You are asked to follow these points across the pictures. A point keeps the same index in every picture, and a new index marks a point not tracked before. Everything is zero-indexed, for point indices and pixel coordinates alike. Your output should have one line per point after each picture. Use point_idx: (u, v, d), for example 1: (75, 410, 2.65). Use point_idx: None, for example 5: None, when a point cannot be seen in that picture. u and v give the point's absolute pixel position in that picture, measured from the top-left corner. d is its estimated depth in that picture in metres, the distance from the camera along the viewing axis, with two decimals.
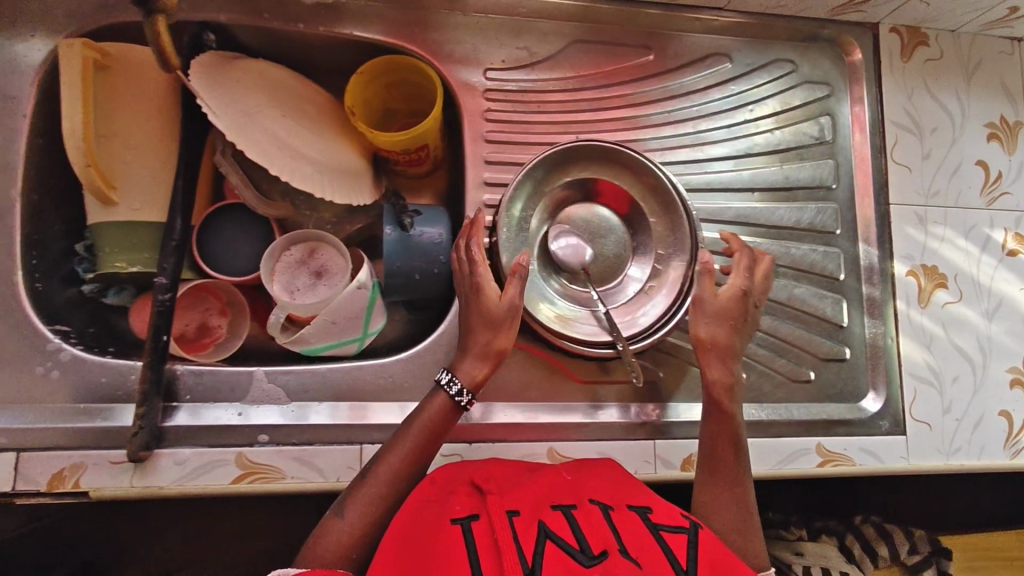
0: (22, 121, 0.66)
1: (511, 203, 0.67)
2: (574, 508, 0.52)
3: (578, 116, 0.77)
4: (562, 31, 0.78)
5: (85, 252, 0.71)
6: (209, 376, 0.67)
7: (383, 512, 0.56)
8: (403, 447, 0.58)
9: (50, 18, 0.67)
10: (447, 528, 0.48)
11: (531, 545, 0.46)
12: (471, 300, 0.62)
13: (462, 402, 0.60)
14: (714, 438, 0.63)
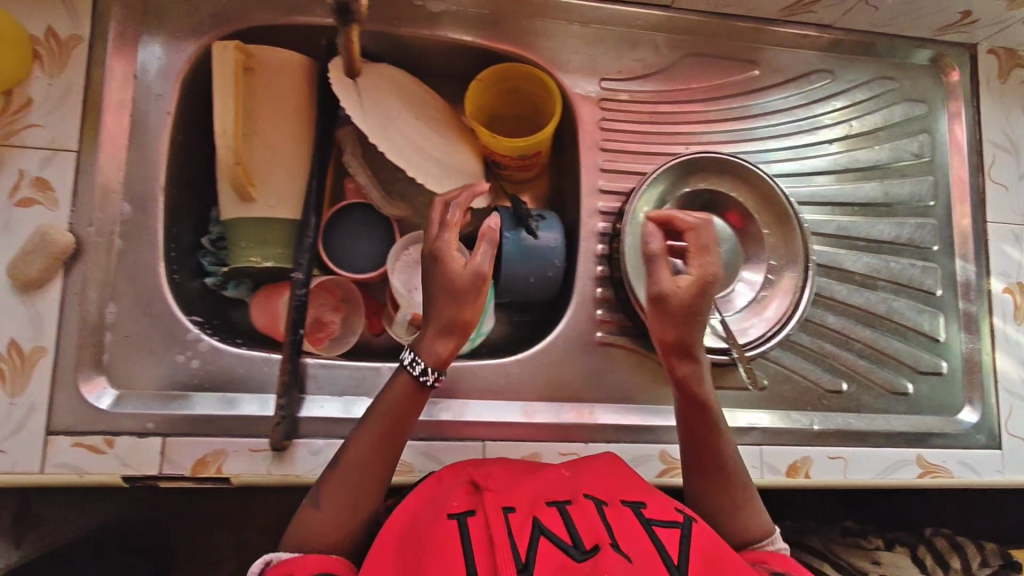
0: (165, 118, 0.68)
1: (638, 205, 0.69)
2: (569, 503, 0.53)
3: (688, 127, 0.79)
4: (674, 44, 0.79)
5: (210, 245, 0.74)
6: (338, 370, 0.69)
7: (359, 493, 0.56)
8: (368, 432, 0.57)
9: (194, 19, 0.69)
10: (443, 522, 0.50)
11: (526, 541, 0.48)
12: (432, 269, 0.57)
13: (428, 381, 0.57)
14: (692, 427, 0.61)
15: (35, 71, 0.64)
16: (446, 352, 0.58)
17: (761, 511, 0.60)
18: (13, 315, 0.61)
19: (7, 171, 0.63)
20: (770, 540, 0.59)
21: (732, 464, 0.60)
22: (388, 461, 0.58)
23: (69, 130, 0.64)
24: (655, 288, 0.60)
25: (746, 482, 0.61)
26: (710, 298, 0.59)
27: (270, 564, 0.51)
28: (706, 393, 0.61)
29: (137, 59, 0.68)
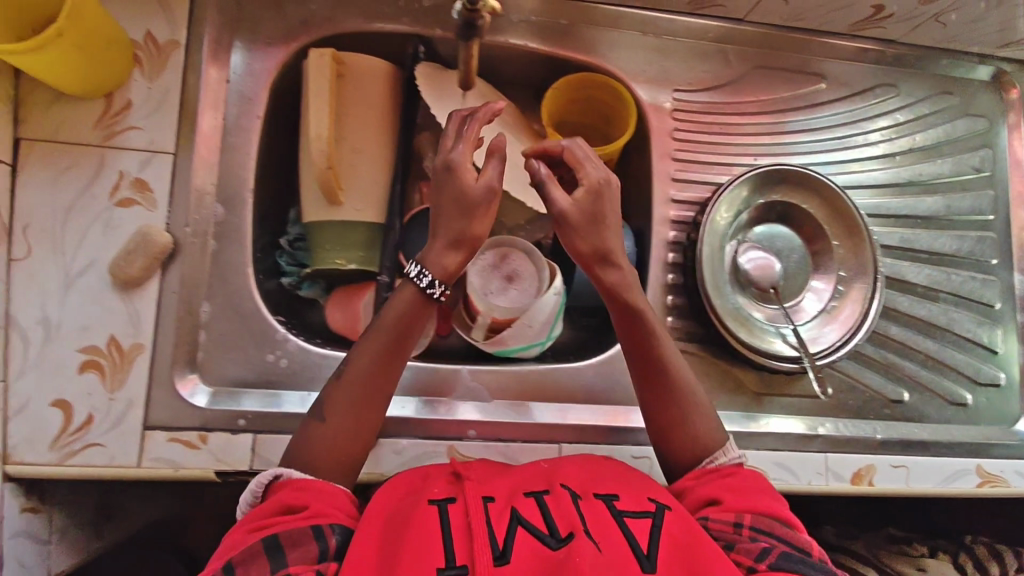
0: (255, 122, 0.70)
1: (716, 210, 0.71)
2: (547, 493, 0.54)
3: (757, 139, 0.80)
4: (744, 57, 0.81)
5: (289, 246, 0.76)
6: (419, 372, 0.71)
7: (363, 410, 0.57)
8: (374, 344, 0.58)
9: (284, 26, 0.71)
10: (423, 509, 0.50)
11: (504, 529, 0.48)
12: (445, 182, 0.56)
13: (434, 295, 0.57)
14: (635, 347, 0.62)
15: (135, 74, 0.65)
16: (455, 265, 0.57)
17: (713, 423, 0.62)
18: (113, 313, 0.63)
19: (107, 171, 0.64)
20: (722, 452, 0.61)
21: (683, 381, 0.62)
22: (391, 377, 0.58)
23: (166, 133, 0.66)
24: (551, 205, 0.58)
25: (699, 397, 0.62)
26: (605, 202, 0.59)
27: (283, 479, 0.53)
28: (640, 304, 0.61)
29: (230, 64, 0.69)
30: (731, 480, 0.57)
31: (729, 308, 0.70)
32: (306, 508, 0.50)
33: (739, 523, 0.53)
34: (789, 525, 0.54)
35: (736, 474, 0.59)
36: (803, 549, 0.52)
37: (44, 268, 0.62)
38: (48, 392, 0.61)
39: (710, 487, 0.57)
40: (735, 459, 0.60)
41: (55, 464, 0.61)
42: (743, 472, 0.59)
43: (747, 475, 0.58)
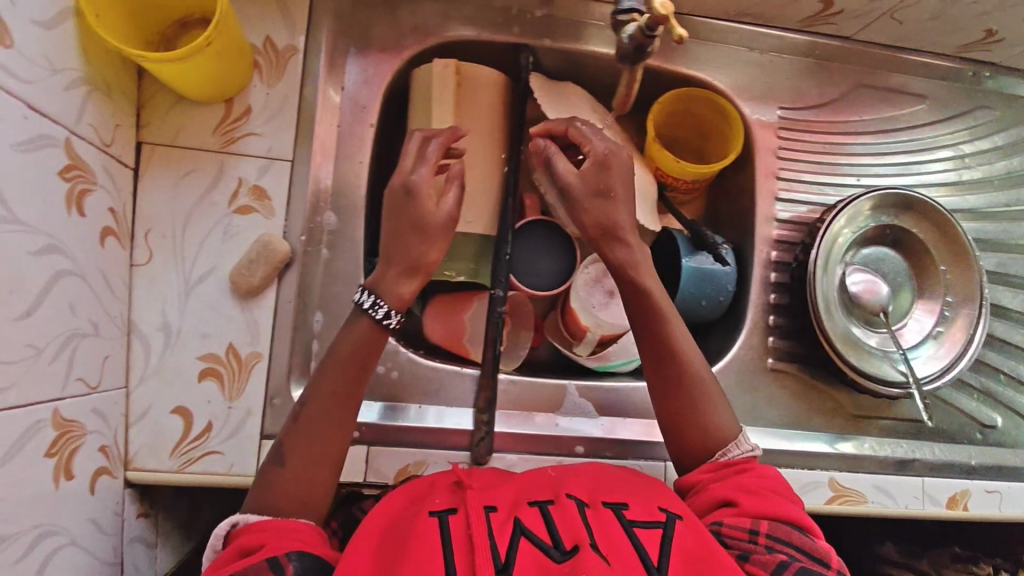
0: (367, 130, 0.69)
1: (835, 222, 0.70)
2: (551, 502, 0.53)
3: (861, 160, 0.79)
4: (851, 74, 0.79)
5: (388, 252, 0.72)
6: (529, 387, 0.71)
7: (325, 438, 0.54)
8: (327, 379, 0.55)
9: (399, 33, 0.70)
10: (424, 520, 0.50)
11: (506, 540, 0.48)
12: (406, 206, 0.56)
13: (389, 325, 0.56)
14: (649, 338, 0.62)
15: (255, 80, 0.64)
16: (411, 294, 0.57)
17: (728, 418, 0.62)
18: (232, 321, 0.63)
19: (226, 178, 0.64)
20: (735, 445, 0.60)
21: (697, 377, 0.62)
22: (351, 409, 0.56)
23: (284, 140, 0.65)
24: (557, 177, 0.62)
25: (711, 393, 0.62)
26: (613, 174, 0.61)
27: (240, 527, 0.49)
28: (651, 291, 0.62)
29: (345, 72, 0.69)
30: (745, 482, 0.57)
31: (837, 328, 0.70)
32: (261, 548, 0.47)
33: (755, 530, 0.53)
34: (805, 534, 0.53)
35: (750, 471, 0.59)
36: (820, 560, 0.52)
37: (164, 275, 0.62)
38: (169, 399, 0.61)
39: (723, 488, 0.57)
40: (747, 452, 0.60)
41: (175, 471, 0.61)
42: (756, 473, 0.58)
43: (761, 477, 0.58)
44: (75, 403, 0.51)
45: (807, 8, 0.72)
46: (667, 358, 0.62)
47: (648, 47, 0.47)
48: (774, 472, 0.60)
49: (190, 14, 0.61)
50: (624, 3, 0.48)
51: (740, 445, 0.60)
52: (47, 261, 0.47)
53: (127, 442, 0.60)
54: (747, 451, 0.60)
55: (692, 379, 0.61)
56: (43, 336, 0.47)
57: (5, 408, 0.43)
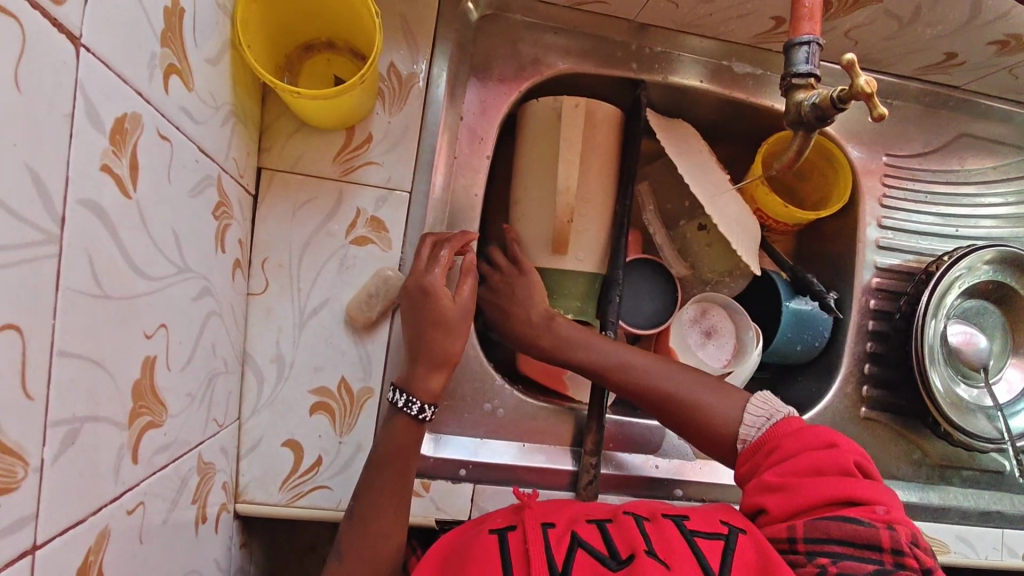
0: (484, 161, 0.68)
1: (952, 271, 0.70)
2: (609, 521, 0.52)
3: (959, 210, 0.79)
4: (956, 125, 0.79)
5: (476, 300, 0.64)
6: (629, 428, 0.71)
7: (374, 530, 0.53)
8: (377, 477, 0.54)
9: (520, 64, 0.69)
10: (485, 538, 0.50)
11: (563, 553, 0.47)
12: (420, 305, 0.57)
13: (423, 417, 0.57)
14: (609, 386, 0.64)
15: (378, 107, 0.63)
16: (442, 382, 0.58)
17: (724, 402, 0.60)
18: (346, 355, 0.61)
19: (346, 207, 0.62)
20: (744, 425, 0.58)
21: (668, 393, 0.61)
22: (404, 498, 0.55)
23: (405, 171, 0.63)
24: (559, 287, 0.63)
25: (691, 395, 0.61)
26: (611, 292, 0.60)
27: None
28: (577, 357, 0.63)
29: (463, 102, 0.68)
30: (772, 477, 0.53)
31: (940, 382, 0.69)
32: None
33: (791, 538, 0.48)
34: (850, 516, 0.47)
35: (777, 451, 0.55)
36: (872, 546, 0.45)
37: (280, 304, 0.60)
38: (280, 433, 0.60)
39: (755, 490, 0.54)
40: (764, 427, 0.57)
41: (282, 505, 0.59)
42: (785, 455, 0.54)
43: (790, 459, 0.53)
44: (212, 444, 0.50)
45: (928, 59, 0.71)
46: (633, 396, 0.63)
47: (831, 118, 0.45)
48: (807, 442, 0.54)
49: (318, 37, 0.60)
50: (800, 68, 0.48)
51: (754, 423, 0.58)
52: (201, 305, 0.45)
53: (237, 475, 0.58)
54: (764, 421, 0.58)
55: (658, 402, 0.62)
56: (196, 382, 0.45)
57: (169, 464, 0.40)
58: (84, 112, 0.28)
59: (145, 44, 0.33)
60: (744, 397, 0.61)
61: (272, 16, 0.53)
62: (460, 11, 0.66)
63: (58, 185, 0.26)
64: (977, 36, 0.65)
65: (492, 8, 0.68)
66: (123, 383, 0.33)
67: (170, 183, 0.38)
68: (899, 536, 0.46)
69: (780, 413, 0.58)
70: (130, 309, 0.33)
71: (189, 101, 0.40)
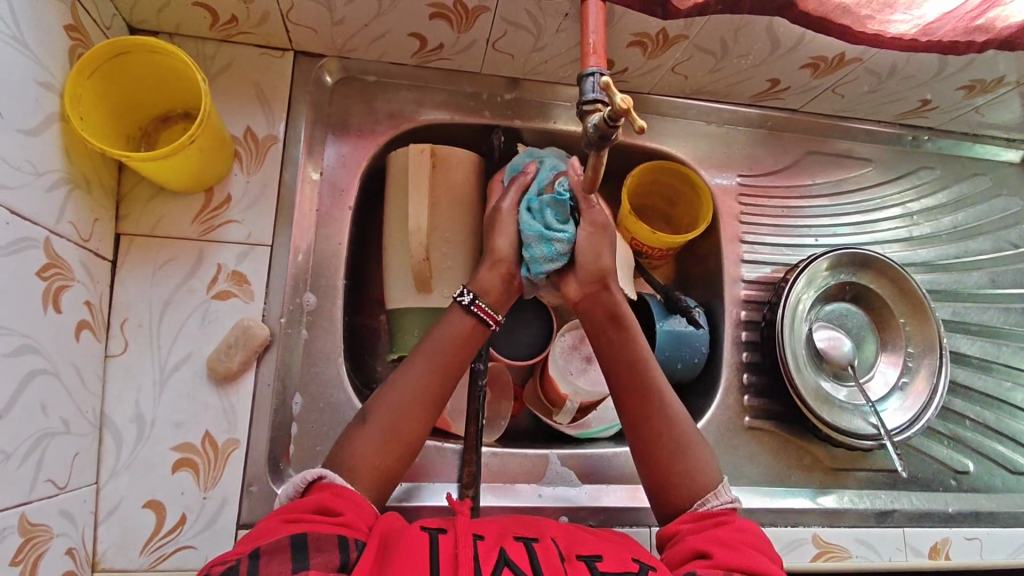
0: (347, 212, 0.72)
1: (797, 289, 0.74)
2: (535, 540, 0.51)
3: (813, 221, 0.85)
4: (800, 143, 0.85)
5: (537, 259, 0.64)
6: (510, 459, 0.71)
7: (405, 417, 0.57)
8: (427, 357, 0.59)
9: (376, 121, 0.74)
10: (415, 534, 0.48)
11: (490, 566, 0.45)
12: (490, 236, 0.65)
13: (462, 300, 0.62)
14: (623, 379, 0.62)
15: (235, 169, 0.67)
16: (498, 286, 0.64)
17: (712, 464, 0.59)
18: (208, 408, 0.62)
19: (206, 264, 0.64)
20: (713, 495, 0.57)
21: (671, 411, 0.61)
22: (449, 384, 0.60)
23: (264, 226, 0.66)
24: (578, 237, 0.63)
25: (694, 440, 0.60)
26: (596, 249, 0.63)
27: (326, 481, 0.51)
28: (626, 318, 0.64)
29: (323, 158, 0.72)
30: (720, 534, 0.53)
31: (809, 383, 0.72)
32: (341, 515, 0.48)
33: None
34: None
35: (730, 522, 0.54)
36: None
37: (139, 364, 0.61)
38: (141, 492, 0.59)
39: (698, 540, 0.52)
40: (726, 502, 0.56)
41: (144, 570, 0.58)
42: (737, 526, 0.54)
43: (744, 531, 0.53)
44: (43, 506, 0.49)
45: (756, 86, 0.77)
46: (644, 399, 0.61)
47: (611, 137, 0.49)
48: (759, 530, 0.54)
49: (172, 109, 0.64)
50: (588, 96, 0.53)
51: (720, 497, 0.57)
52: (17, 363, 0.46)
53: (94, 542, 0.57)
54: (725, 500, 0.57)
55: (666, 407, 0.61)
56: (11, 439, 0.45)
57: None
58: None
59: None
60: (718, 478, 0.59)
61: (110, 91, 0.57)
62: (314, 77, 0.71)
63: None
64: (789, 61, 0.71)
65: (346, 72, 0.73)
66: None
67: None
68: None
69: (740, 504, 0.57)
70: None
71: None
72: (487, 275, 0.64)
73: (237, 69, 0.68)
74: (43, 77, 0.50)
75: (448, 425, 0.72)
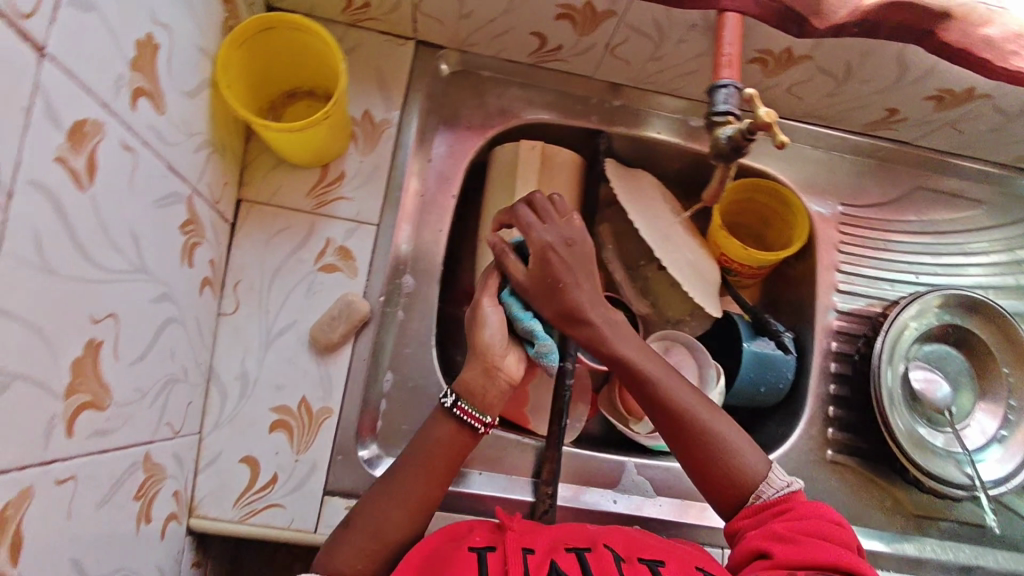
0: (449, 201, 0.73)
1: (905, 316, 0.71)
2: (587, 551, 0.51)
3: (915, 257, 0.82)
4: (908, 176, 0.83)
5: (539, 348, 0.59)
6: (588, 462, 0.71)
7: (392, 524, 0.53)
8: (417, 462, 0.56)
9: (486, 116, 0.75)
10: (463, 556, 0.49)
11: None
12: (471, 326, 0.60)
13: (445, 403, 0.57)
14: (636, 397, 0.59)
15: (352, 149, 0.69)
16: (480, 381, 0.58)
17: (755, 455, 0.57)
18: (307, 374, 0.64)
19: (316, 238, 0.67)
20: (767, 484, 0.56)
21: (703, 419, 0.57)
22: (441, 483, 0.56)
23: (374, 207, 0.68)
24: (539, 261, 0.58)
25: (732, 442, 0.57)
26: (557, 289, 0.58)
27: None
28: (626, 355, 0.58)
29: (433, 147, 0.74)
30: (780, 528, 0.52)
31: (901, 422, 0.69)
32: None
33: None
34: None
35: (788, 513, 0.54)
36: None
37: (248, 324, 0.64)
38: (239, 448, 0.62)
39: (758, 536, 0.52)
40: (782, 489, 0.55)
41: (234, 522, 0.60)
42: (796, 515, 0.53)
43: (803, 520, 0.53)
44: (162, 447, 0.52)
45: (871, 114, 0.75)
46: (669, 415, 0.57)
47: (744, 148, 0.50)
48: (820, 511, 0.54)
49: (300, 87, 0.67)
50: (720, 107, 0.52)
51: (774, 483, 0.56)
52: (159, 310, 0.49)
53: (193, 488, 0.60)
54: (784, 486, 0.56)
55: (694, 418, 0.57)
56: (147, 380, 0.48)
57: (112, 449, 0.43)
58: (41, 108, 0.32)
59: (116, 70, 0.39)
60: (766, 458, 0.58)
61: (252, 65, 0.60)
62: (433, 67, 0.73)
63: (6, 158, 0.30)
64: (914, 91, 0.69)
65: (462, 65, 0.75)
66: (62, 355, 0.36)
67: (131, 189, 0.42)
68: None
69: (797, 485, 0.56)
70: (75, 293, 0.37)
71: (161, 124, 0.46)
72: (472, 374, 0.58)
73: (363, 53, 0.71)
74: (203, 44, 0.53)
75: (528, 422, 0.72)
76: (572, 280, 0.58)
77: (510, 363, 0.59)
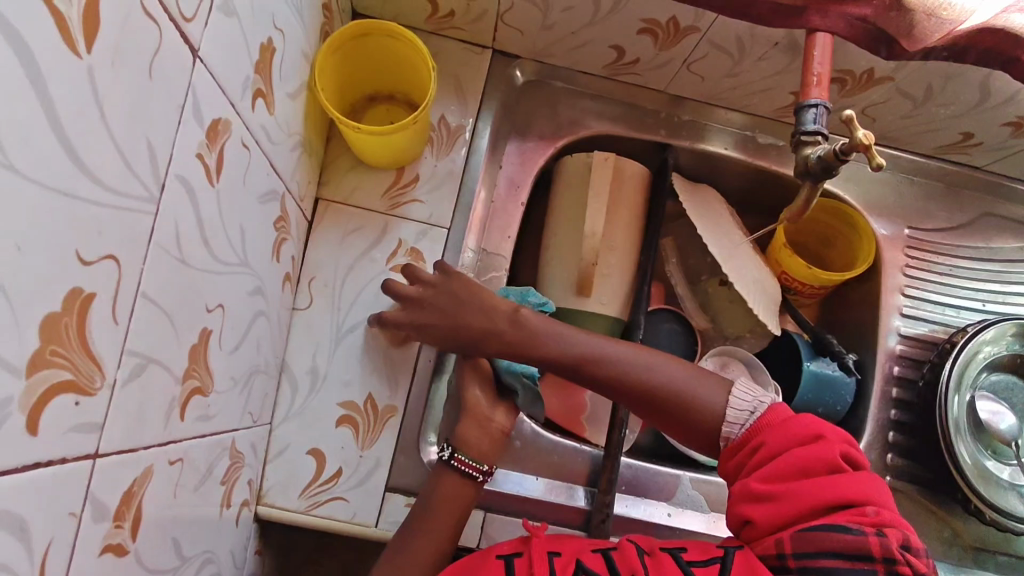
0: (518, 208, 0.74)
1: (977, 342, 0.71)
2: (613, 549, 0.48)
3: (981, 284, 0.81)
4: (977, 202, 0.82)
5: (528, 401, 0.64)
6: (644, 473, 0.71)
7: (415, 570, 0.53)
8: (430, 511, 0.56)
9: (556, 125, 0.76)
10: (491, 564, 0.47)
11: None
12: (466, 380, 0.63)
13: (445, 455, 0.59)
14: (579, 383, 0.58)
15: (427, 154, 0.70)
16: (476, 432, 0.61)
17: (713, 391, 0.53)
18: (374, 371, 0.66)
19: (389, 238, 0.68)
20: (731, 421, 0.51)
21: (644, 382, 0.55)
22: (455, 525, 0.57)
23: (445, 210, 0.70)
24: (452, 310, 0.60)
25: (684, 389, 0.54)
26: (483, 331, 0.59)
27: None
28: (554, 346, 0.57)
29: (503, 154, 0.75)
30: (756, 481, 0.47)
31: (965, 451, 0.68)
32: None
33: (780, 554, 0.42)
34: (838, 524, 0.41)
35: (758, 450, 0.48)
36: (866, 557, 0.39)
37: (320, 319, 0.66)
38: (307, 440, 0.63)
39: (739, 496, 0.48)
40: (748, 419, 0.51)
41: (299, 513, 0.61)
42: (767, 453, 0.47)
43: (774, 460, 0.46)
44: (244, 435, 0.53)
45: (945, 138, 0.75)
46: (611, 390, 0.56)
47: (835, 169, 0.50)
48: (790, 435, 0.47)
49: (381, 91, 0.68)
50: (808, 126, 0.53)
51: (737, 419, 0.51)
52: (253, 303, 0.50)
53: (262, 478, 0.61)
54: (749, 416, 0.51)
55: (634, 385, 0.55)
56: (239, 369, 0.49)
57: (209, 435, 0.45)
58: (191, 106, 0.33)
59: (245, 73, 0.41)
60: (730, 384, 0.54)
61: (342, 69, 0.62)
62: (508, 76, 0.75)
63: (164, 153, 0.31)
64: (992, 117, 0.69)
65: (536, 75, 0.76)
66: (184, 341, 0.38)
67: (244, 185, 0.44)
68: (891, 542, 0.40)
69: (765, 405, 0.51)
70: (198, 283, 0.38)
71: (270, 124, 0.47)
72: (466, 427, 0.61)
73: (441, 61, 0.72)
74: (306, 48, 0.55)
75: (584, 430, 0.73)
76: (483, 317, 0.59)
77: (500, 415, 0.63)
